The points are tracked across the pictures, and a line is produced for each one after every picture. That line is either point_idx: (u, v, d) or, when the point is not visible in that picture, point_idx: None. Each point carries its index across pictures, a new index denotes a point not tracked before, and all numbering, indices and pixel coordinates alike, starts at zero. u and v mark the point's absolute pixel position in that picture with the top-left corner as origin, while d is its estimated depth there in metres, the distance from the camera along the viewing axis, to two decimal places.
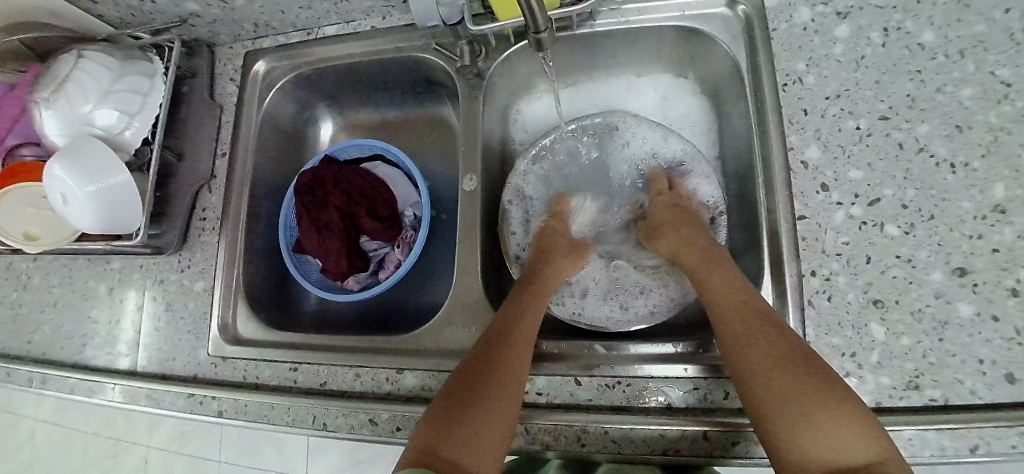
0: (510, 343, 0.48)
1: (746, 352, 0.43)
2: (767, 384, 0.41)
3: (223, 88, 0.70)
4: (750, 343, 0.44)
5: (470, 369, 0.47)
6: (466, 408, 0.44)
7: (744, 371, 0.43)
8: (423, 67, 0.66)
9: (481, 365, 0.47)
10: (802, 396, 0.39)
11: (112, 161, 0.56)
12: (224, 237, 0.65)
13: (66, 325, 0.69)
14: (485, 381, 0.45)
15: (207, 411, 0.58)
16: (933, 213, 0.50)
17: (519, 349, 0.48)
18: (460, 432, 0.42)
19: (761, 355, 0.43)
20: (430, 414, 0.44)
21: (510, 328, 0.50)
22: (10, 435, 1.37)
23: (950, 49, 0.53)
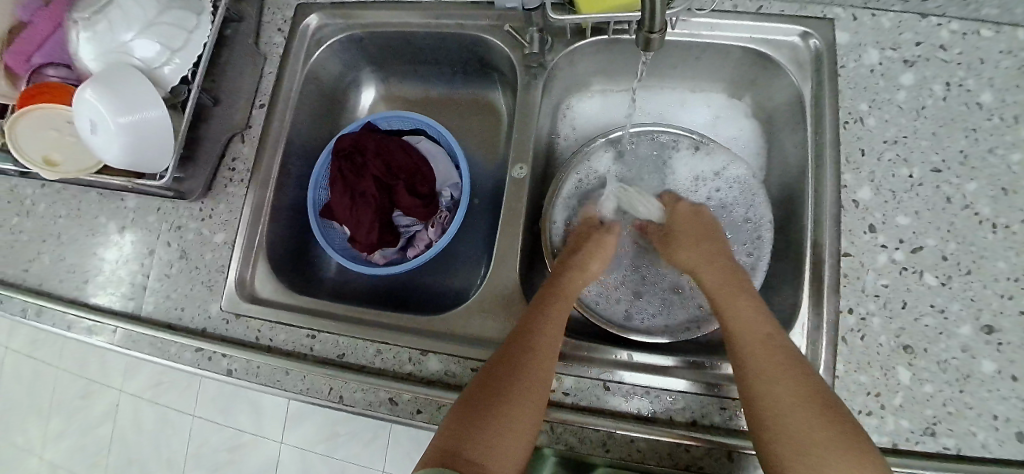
0: (532, 338, 0.48)
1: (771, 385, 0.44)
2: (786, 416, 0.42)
3: (269, 37, 0.68)
4: (777, 376, 0.44)
5: (496, 364, 0.47)
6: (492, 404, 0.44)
7: (758, 394, 0.44)
8: (482, 48, 0.64)
9: (505, 370, 0.46)
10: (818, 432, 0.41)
11: (151, 97, 0.53)
12: (252, 190, 0.63)
13: (69, 258, 0.66)
14: (511, 379, 0.45)
15: (215, 368, 0.56)
16: (971, 268, 0.51)
17: (539, 355, 0.47)
18: (487, 429, 0.43)
19: (782, 384, 0.44)
20: (459, 406, 0.45)
21: (526, 336, 0.48)
22: None
23: (1007, 112, 0.53)
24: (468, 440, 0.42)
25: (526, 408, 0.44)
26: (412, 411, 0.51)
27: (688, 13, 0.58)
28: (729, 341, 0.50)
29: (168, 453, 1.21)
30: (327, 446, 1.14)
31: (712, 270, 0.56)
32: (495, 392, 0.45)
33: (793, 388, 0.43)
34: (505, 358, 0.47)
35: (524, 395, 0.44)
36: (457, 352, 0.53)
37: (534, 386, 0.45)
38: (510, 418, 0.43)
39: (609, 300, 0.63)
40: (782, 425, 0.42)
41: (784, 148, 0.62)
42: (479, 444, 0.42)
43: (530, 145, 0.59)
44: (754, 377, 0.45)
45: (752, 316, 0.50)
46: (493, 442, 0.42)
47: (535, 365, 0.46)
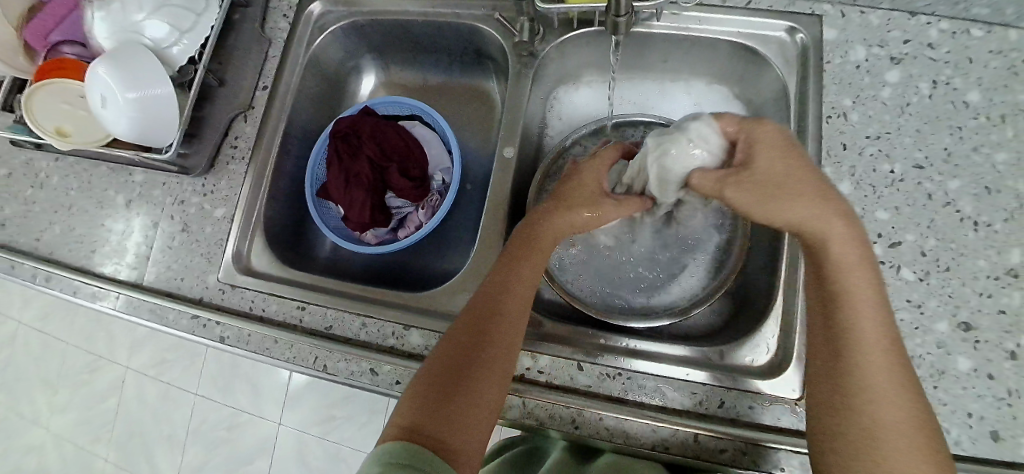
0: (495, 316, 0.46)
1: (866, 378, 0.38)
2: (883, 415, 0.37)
3: (275, 23, 0.70)
4: (875, 390, 0.37)
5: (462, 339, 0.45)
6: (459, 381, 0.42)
7: (862, 394, 0.38)
8: (478, 38, 0.65)
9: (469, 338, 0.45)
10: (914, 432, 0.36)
11: (159, 76, 0.56)
12: (253, 168, 0.65)
13: (78, 229, 0.69)
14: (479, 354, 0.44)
15: (209, 335, 0.59)
16: (949, 266, 0.51)
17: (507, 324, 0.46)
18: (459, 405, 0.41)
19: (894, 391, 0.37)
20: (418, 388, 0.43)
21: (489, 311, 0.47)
22: None
23: (992, 112, 0.53)
24: (429, 422, 0.40)
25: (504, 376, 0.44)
26: (390, 382, 0.53)
27: (676, 7, 0.59)
28: (846, 334, 0.39)
29: (169, 428, 1.24)
30: (323, 428, 1.16)
31: (794, 169, 0.42)
32: (461, 371, 0.43)
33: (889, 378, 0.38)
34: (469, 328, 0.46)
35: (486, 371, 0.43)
36: (437, 328, 0.55)
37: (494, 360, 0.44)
38: (476, 392, 0.42)
39: (615, 287, 0.64)
40: (883, 414, 0.37)
41: None
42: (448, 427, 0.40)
43: (519, 131, 0.60)
44: (856, 367, 0.38)
45: (857, 248, 0.40)
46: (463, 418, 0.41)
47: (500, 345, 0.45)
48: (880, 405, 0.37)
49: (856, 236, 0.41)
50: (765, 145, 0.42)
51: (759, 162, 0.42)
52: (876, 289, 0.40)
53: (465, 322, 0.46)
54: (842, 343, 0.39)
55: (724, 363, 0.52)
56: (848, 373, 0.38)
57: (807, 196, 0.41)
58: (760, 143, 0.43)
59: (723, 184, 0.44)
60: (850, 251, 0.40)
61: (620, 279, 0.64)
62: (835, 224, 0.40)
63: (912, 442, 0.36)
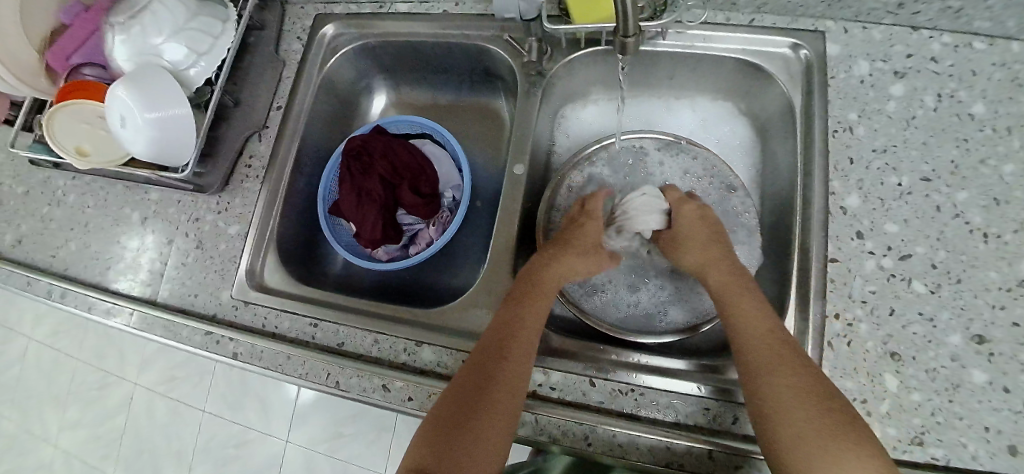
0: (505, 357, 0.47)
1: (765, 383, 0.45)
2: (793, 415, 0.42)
3: (288, 45, 0.72)
4: (784, 392, 0.43)
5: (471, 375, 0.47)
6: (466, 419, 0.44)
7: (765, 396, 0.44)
8: (486, 59, 0.66)
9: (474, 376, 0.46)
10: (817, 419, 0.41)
11: (177, 96, 0.58)
12: (266, 186, 0.66)
13: (94, 246, 0.70)
14: (488, 391, 0.45)
15: (222, 351, 0.60)
16: (960, 278, 0.51)
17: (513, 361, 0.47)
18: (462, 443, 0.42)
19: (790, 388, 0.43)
20: (428, 422, 0.44)
21: (500, 349, 0.48)
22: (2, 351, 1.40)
23: (998, 124, 0.54)
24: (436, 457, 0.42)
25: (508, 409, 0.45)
26: (403, 398, 0.53)
27: (680, 26, 0.60)
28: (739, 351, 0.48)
29: (175, 446, 1.23)
30: (331, 445, 1.16)
31: (698, 234, 0.58)
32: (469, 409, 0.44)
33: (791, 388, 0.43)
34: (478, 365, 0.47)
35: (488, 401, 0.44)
36: (450, 344, 0.55)
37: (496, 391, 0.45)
38: (483, 431, 0.43)
39: (624, 303, 0.63)
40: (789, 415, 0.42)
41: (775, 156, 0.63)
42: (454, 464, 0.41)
43: (528, 147, 0.61)
44: (751, 375, 0.46)
45: (749, 304, 0.51)
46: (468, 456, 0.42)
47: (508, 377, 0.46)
48: (781, 413, 0.42)
49: (753, 296, 0.52)
50: (685, 213, 0.60)
51: (693, 231, 0.58)
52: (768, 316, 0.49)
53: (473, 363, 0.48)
54: (745, 370, 0.47)
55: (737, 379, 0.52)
56: (760, 395, 0.44)
57: (704, 250, 0.57)
58: (683, 219, 0.60)
59: (676, 247, 0.59)
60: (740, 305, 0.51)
61: (628, 296, 0.64)
62: (718, 276, 0.55)
63: (817, 443, 0.40)
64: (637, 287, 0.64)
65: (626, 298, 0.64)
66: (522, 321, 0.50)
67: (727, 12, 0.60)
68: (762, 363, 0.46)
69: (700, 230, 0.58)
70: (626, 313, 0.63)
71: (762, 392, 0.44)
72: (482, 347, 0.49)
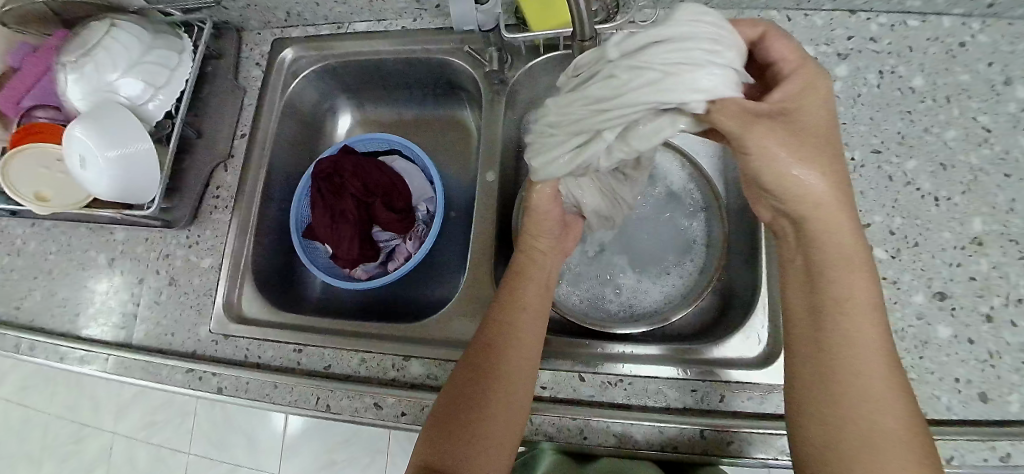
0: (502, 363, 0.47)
1: (858, 362, 0.37)
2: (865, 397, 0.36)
3: (248, 72, 0.71)
4: (854, 368, 0.37)
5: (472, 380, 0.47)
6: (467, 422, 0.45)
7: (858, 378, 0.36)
8: (449, 71, 0.67)
9: (476, 383, 0.47)
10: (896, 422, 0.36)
11: (138, 132, 0.57)
12: (237, 215, 0.65)
13: (60, 293, 0.68)
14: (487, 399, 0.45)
15: (206, 387, 0.58)
16: (917, 241, 0.54)
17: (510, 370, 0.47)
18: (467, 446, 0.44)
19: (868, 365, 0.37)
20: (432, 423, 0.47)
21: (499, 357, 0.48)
22: None
23: (937, 94, 0.57)
24: (439, 456, 0.44)
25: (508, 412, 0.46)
26: (396, 414, 0.52)
27: (634, 26, 0.62)
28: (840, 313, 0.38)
29: None
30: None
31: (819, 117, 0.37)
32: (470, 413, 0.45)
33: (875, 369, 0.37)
34: (476, 367, 0.48)
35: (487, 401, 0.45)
36: (438, 355, 0.55)
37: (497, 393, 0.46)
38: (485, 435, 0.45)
39: (607, 299, 0.65)
40: (865, 392, 0.36)
41: None
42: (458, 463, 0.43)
43: (498, 154, 0.62)
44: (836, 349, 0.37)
45: (828, 196, 0.37)
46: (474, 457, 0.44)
47: (510, 379, 0.47)
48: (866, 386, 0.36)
49: (836, 177, 0.37)
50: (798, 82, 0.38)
51: (806, 104, 0.37)
52: (863, 253, 0.38)
53: (467, 369, 0.48)
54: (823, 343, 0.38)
55: (721, 358, 0.53)
56: (839, 369, 0.37)
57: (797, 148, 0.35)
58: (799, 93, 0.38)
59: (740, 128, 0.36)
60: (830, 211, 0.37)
61: (610, 292, 0.65)
62: (832, 205, 0.37)
63: (888, 421, 0.36)
64: (615, 281, 0.65)
65: (609, 294, 0.65)
66: (528, 321, 0.50)
67: (677, 10, 0.63)
68: (854, 339, 0.37)
69: (812, 98, 0.38)
70: (607, 307, 0.64)
71: (845, 376, 0.37)
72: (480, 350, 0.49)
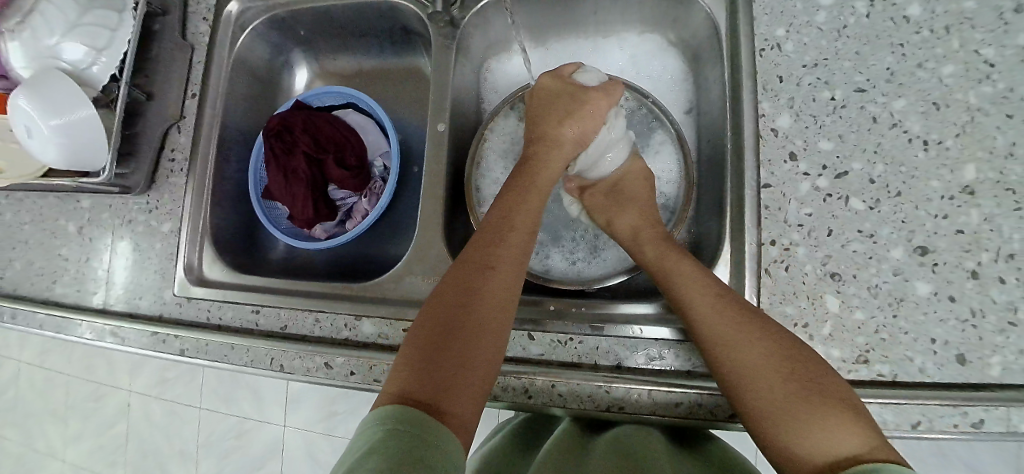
0: (487, 279, 0.45)
1: (733, 353, 0.42)
2: (765, 379, 0.40)
3: (195, 27, 0.68)
4: (745, 351, 0.41)
5: (450, 303, 0.43)
6: (455, 345, 0.41)
7: (732, 362, 0.42)
8: (400, 17, 0.62)
9: (457, 303, 0.43)
10: (789, 390, 0.39)
11: (79, 97, 0.56)
12: (191, 178, 0.63)
13: (38, 262, 0.69)
14: (475, 318, 0.42)
15: (169, 349, 0.59)
16: (900, 191, 0.49)
17: (495, 291, 0.45)
18: (451, 368, 0.39)
19: (745, 348, 0.41)
20: (406, 353, 0.41)
21: (479, 278, 0.45)
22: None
23: (935, 24, 0.50)
24: (420, 385, 0.37)
25: (497, 336, 0.43)
26: (346, 373, 0.52)
27: None
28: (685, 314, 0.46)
29: (178, 445, 1.25)
30: (327, 424, 1.16)
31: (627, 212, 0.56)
32: (455, 334, 0.41)
33: (756, 342, 0.41)
34: (456, 288, 0.44)
35: (476, 339, 0.41)
36: (388, 314, 0.54)
37: (483, 332, 0.42)
38: (477, 358, 0.41)
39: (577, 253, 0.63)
40: (749, 374, 0.40)
41: (708, 85, 0.59)
42: (446, 391, 0.38)
43: (448, 105, 0.58)
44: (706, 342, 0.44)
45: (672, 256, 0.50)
46: (461, 383, 0.39)
47: (491, 298, 0.44)
48: (750, 371, 0.40)
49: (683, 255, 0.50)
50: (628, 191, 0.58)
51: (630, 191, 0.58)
52: (694, 264, 0.48)
53: (446, 292, 0.44)
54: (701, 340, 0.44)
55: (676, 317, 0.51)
56: (724, 359, 0.42)
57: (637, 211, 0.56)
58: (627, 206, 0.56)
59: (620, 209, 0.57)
60: (658, 261, 0.51)
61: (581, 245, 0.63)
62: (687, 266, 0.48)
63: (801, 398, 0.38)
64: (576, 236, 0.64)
65: (558, 248, 0.63)
66: (507, 244, 0.48)
67: None
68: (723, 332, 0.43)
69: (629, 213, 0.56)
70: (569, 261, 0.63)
71: (732, 369, 0.41)
72: (455, 274, 0.46)
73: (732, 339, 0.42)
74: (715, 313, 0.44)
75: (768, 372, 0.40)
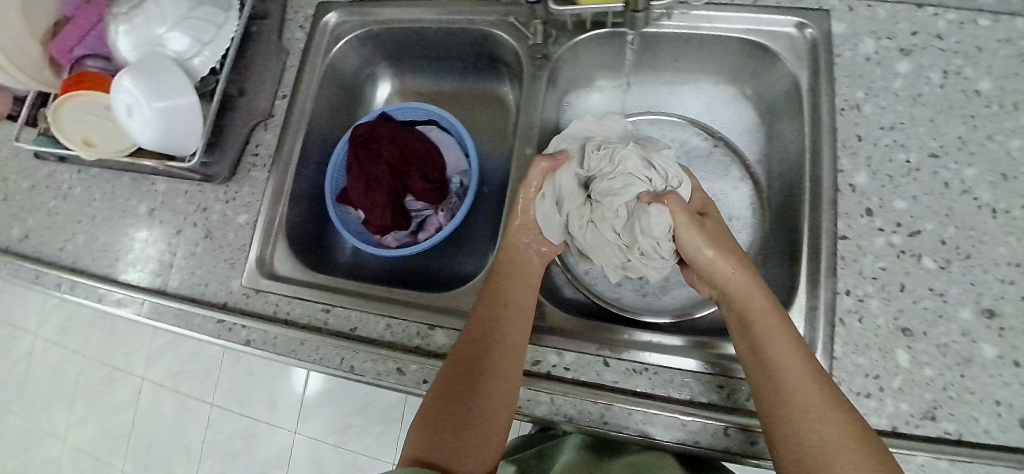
0: (493, 338, 0.48)
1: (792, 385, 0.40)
2: (820, 414, 0.38)
3: (292, 34, 0.71)
4: (803, 392, 0.40)
5: (460, 364, 0.47)
6: (466, 407, 0.45)
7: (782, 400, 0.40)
8: (491, 44, 0.66)
9: (468, 365, 0.47)
10: (839, 433, 0.37)
11: (184, 85, 0.58)
12: (274, 175, 0.65)
13: (101, 239, 0.70)
14: (486, 377, 0.45)
15: (235, 338, 0.60)
16: (969, 253, 0.51)
17: (501, 347, 0.47)
18: (464, 430, 0.44)
19: (800, 380, 0.40)
20: (423, 415, 0.46)
21: (488, 337, 0.48)
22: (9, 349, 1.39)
23: (1006, 99, 0.53)
24: (434, 452, 0.42)
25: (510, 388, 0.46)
26: (418, 381, 0.53)
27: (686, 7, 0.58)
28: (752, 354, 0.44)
29: (184, 440, 1.23)
30: (340, 435, 1.14)
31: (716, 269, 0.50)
32: (462, 397, 0.45)
33: (814, 381, 0.40)
34: (467, 350, 0.48)
35: (485, 395, 0.45)
36: (463, 326, 0.55)
37: (499, 392, 0.45)
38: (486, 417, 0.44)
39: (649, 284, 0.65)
40: (796, 408, 0.39)
41: (783, 136, 0.62)
42: (456, 454, 0.42)
43: (534, 131, 0.60)
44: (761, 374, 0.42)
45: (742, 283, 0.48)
46: (473, 443, 0.43)
47: (505, 355, 0.47)
48: (803, 407, 0.39)
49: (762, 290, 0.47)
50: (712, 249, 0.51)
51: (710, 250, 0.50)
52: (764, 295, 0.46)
53: (463, 352, 0.48)
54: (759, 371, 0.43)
55: None
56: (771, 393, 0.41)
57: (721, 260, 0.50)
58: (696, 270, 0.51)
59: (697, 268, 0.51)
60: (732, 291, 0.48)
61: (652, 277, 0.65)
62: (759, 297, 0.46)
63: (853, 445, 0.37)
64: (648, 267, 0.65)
65: (626, 278, 0.65)
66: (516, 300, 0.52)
67: None
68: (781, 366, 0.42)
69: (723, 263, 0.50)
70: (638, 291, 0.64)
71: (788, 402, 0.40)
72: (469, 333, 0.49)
73: (794, 376, 0.41)
74: (784, 350, 0.42)
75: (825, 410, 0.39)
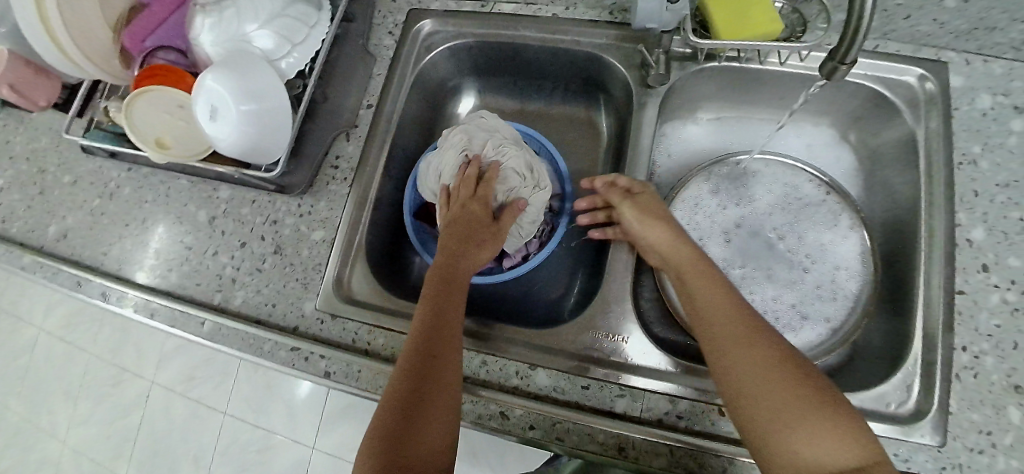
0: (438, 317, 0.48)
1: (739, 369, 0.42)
2: (769, 391, 0.40)
3: (379, 41, 0.67)
4: (751, 375, 0.42)
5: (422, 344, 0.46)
6: (419, 392, 0.43)
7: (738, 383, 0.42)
8: (595, 68, 0.63)
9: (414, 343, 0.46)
10: (799, 406, 0.39)
11: (274, 88, 0.53)
12: (354, 189, 0.61)
13: (152, 245, 0.64)
14: (429, 363, 0.45)
15: (312, 370, 0.55)
16: None
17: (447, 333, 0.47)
18: (418, 424, 0.42)
19: (752, 361, 0.42)
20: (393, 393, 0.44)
21: (437, 321, 0.47)
22: (11, 339, 1.31)
23: None
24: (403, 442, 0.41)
25: (449, 374, 0.45)
26: (524, 427, 0.50)
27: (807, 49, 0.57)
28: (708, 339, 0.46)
29: (192, 449, 1.15)
30: None
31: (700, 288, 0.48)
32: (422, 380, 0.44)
33: (756, 361, 0.42)
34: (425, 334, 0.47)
35: (434, 390, 0.44)
36: (568, 367, 0.52)
37: (444, 375, 0.45)
38: (432, 404, 0.43)
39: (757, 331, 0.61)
40: (757, 388, 0.41)
41: (890, 183, 0.62)
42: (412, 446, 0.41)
43: (641, 163, 0.58)
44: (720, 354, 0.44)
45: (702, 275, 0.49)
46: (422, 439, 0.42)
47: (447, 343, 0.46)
48: (753, 386, 0.41)
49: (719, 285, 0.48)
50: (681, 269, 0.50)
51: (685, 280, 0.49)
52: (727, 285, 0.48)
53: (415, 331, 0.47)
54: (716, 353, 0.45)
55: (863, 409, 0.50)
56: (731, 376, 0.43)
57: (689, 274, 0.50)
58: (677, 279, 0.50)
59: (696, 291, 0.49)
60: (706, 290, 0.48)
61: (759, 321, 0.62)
62: (725, 295, 0.47)
63: (812, 421, 0.38)
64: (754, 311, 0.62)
65: None
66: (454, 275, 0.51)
67: None
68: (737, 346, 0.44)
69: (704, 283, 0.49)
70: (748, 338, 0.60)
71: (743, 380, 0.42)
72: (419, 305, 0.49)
73: (745, 360, 0.42)
74: (740, 337, 0.44)
75: (772, 386, 0.40)
